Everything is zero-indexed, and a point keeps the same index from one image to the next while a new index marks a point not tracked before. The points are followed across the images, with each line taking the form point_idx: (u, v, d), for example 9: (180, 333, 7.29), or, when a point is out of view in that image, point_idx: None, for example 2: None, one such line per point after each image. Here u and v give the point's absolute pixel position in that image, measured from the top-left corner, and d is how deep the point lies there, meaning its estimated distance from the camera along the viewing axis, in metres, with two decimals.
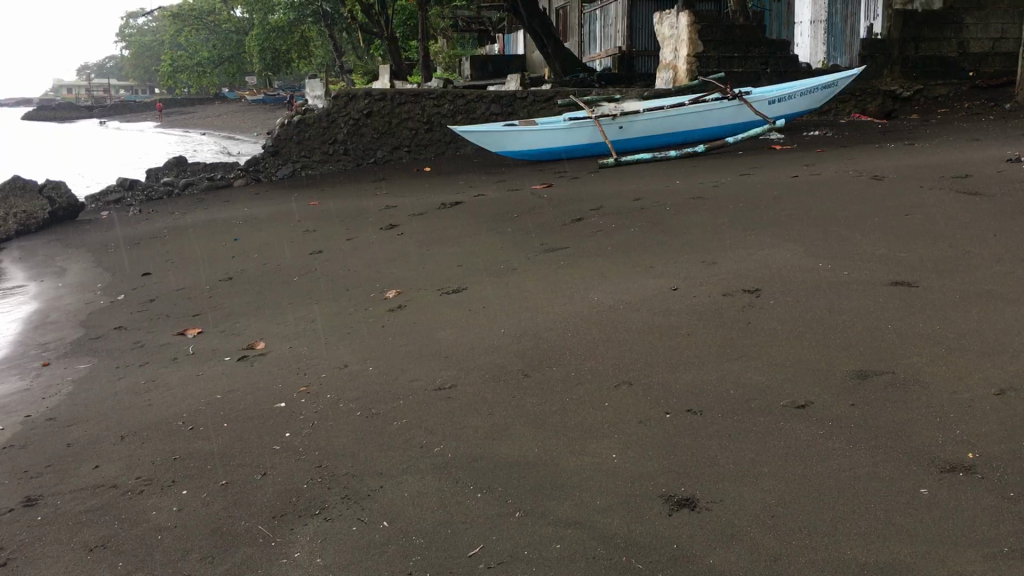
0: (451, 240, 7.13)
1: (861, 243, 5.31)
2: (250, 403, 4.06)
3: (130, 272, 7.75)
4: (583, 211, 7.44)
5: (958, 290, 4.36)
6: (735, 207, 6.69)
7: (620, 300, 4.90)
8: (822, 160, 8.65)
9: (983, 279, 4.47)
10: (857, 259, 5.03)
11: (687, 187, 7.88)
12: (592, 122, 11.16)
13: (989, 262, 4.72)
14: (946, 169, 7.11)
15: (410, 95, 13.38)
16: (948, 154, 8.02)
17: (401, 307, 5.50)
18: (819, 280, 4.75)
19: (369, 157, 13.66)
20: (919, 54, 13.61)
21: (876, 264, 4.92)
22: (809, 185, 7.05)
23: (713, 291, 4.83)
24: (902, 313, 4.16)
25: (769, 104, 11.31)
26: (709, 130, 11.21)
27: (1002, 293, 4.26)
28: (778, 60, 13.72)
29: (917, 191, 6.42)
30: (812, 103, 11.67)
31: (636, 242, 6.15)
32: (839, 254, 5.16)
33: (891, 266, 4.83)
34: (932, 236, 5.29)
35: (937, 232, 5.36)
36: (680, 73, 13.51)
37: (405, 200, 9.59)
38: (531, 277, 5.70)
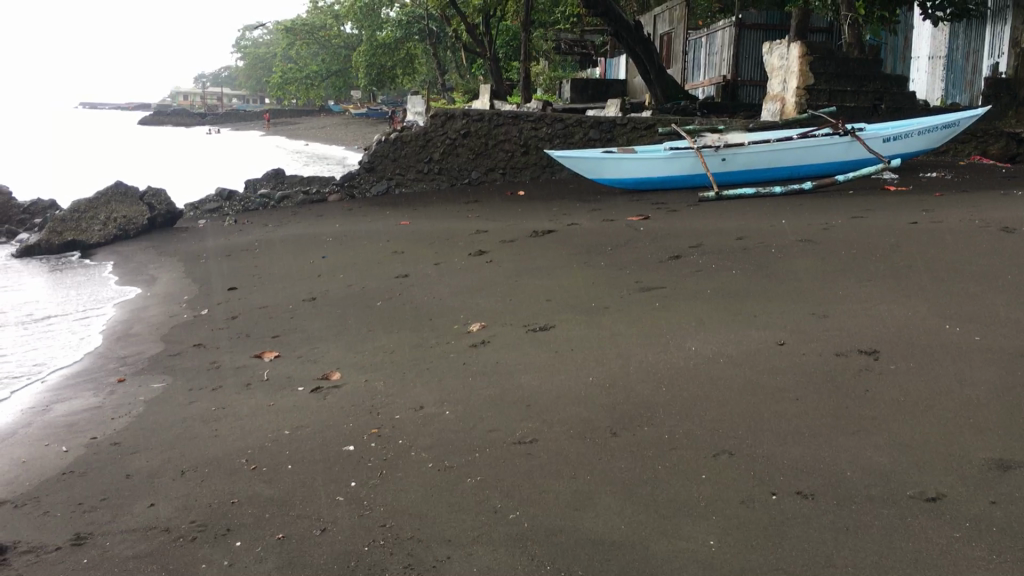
0: (541, 272, 6.83)
1: (994, 304, 4.81)
2: (318, 444, 3.82)
3: (216, 285, 7.69)
4: (681, 247, 7.05)
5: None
6: (847, 253, 6.22)
7: (719, 352, 4.51)
8: (944, 205, 8.07)
9: None
10: (990, 322, 4.54)
11: (795, 227, 7.41)
12: (694, 153, 10.72)
13: None
14: None
15: (508, 116, 13.17)
16: None
17: (484, 343, 5.21)
18: (945, 344, 4.28)
19: (463, 177, 13.56)
20: None
21: (1013, 329, 4.42)
22: (932, 234, 6.53)
23: (824, 348, 4.40)
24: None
25: (884, 141, 10.69)
26: (818, 166, 10.66)
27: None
28: (894, 95, 13.05)
29: None
30: (931, 142, 11.00)
31: (738, 286, 5.75)
32: (969, 315, 4.68)
33: None
34: None
35: None
36: (788, 104, 12.96)
37: (496, 224, 9.35)
38: (623, 319, 5.36)
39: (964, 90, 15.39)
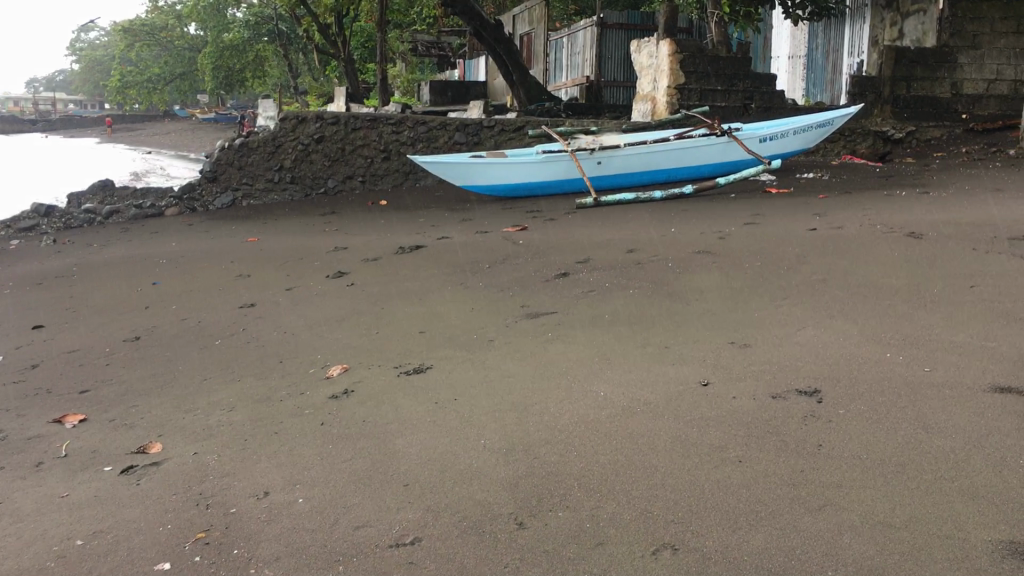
0: (410, 297, 5.94)
1: (927, 325, 4.24)
2: (122, 562, 2.81)
3: (18, 323, 6.43)
4: (567, 263, 6.30)
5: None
6: (752, 268, 5.60)
7: (635, 398, 3.75)
8: (833, 209, 7.65)
9: None
10: (931, 348, 3.95)
11: (687, 237, 6.79)
12: (569, 157, 10.00)
13: None
14: (989, 226, 6.10)
15: (367, 119, 12.17)
16: (980, 208, 7.06)
17: (347, 393, 4.28)
18: (894, 381, 3.64)
19: (319, 186, 12.45)
20: (911, 94, 12.76)
21: (959, 355, 3.83)
22: (835, 243, 6.00)
23: (756, 390, 3.70)
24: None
25: (760, 142, 10.30)
26: (695, 168, 10.20)
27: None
28: (763, 95, 12.79)
29: (966, 254, 5.41)
30: (805, 142, 10.69)
31: (640, 311, 5.02)
32: (906, 340, 4.08)
33: (983, 361, 3.74)
34: (1013, 317, 4.22)
35: (1014, 310, 4.32)
36: (658, 105, 12.51)
37: (357, 239, 8.39)
38: (512, 355, 4.53)
39: (825, 89, 15.32)
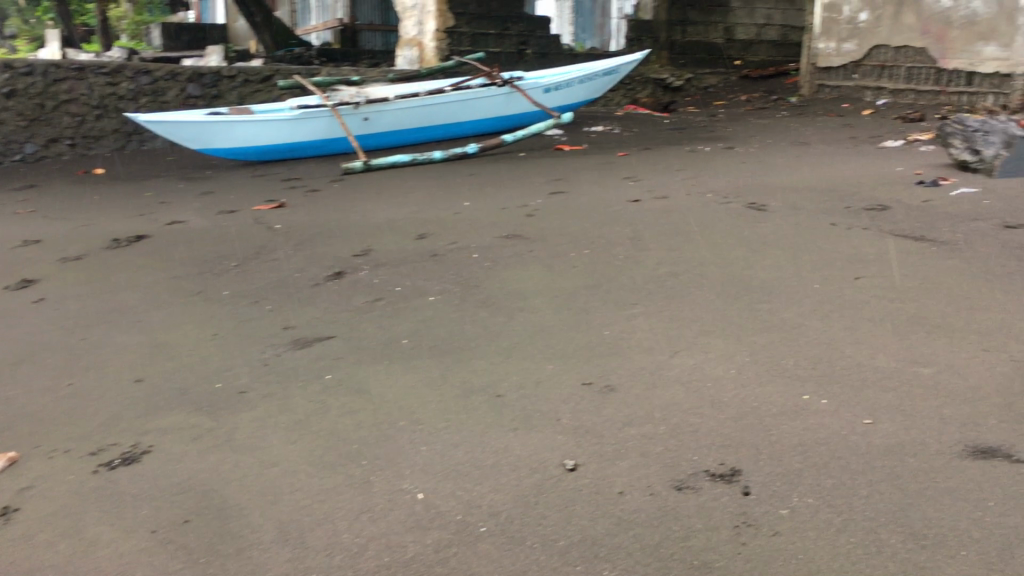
0: (123, 319, 4.26)
1: (829, 343, 3.13)
2: None
3: None
4: (342, 258, 4.85)
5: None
6: (578, 258, 4.39)
7: (475, 505, 2.43)
8: (642, 170, 6.58)
9: None
10: (852, 385, 2.83)
11: (487, 214, 5.49)
12: (329, 112, 8.42)
13: None
14: (833, 185, 5.15)
15: (72, 67, 10.00)
16: (803, 163, 6.11)
17: (12, 513, 2.67)
18: (828, 449, 2.50)
19: (12, 152, 9.92)
20: (687, 39, 11.63)
21: (893, 395, 2.74)
22: (668, 217, 4.87)
23: (648, 478, 2.46)
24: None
25: (545, 93, 9.16)
26: (474, 124, 8.97)
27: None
28: (538, 39, 11.55)
29: (820, 227, 4.36)
30: (590, 93, 9.66)
31: (450, 332, 3.68)
32: (816, 374, 2.91)
33: (928, 409, 2.64)
34: (926, 326, 3.18)
35: (925, 317, 3.26)
36: (426, 52, 10.91)
37: (60, 226, 6.45)
38: (276, 423, 3.07)
39: None
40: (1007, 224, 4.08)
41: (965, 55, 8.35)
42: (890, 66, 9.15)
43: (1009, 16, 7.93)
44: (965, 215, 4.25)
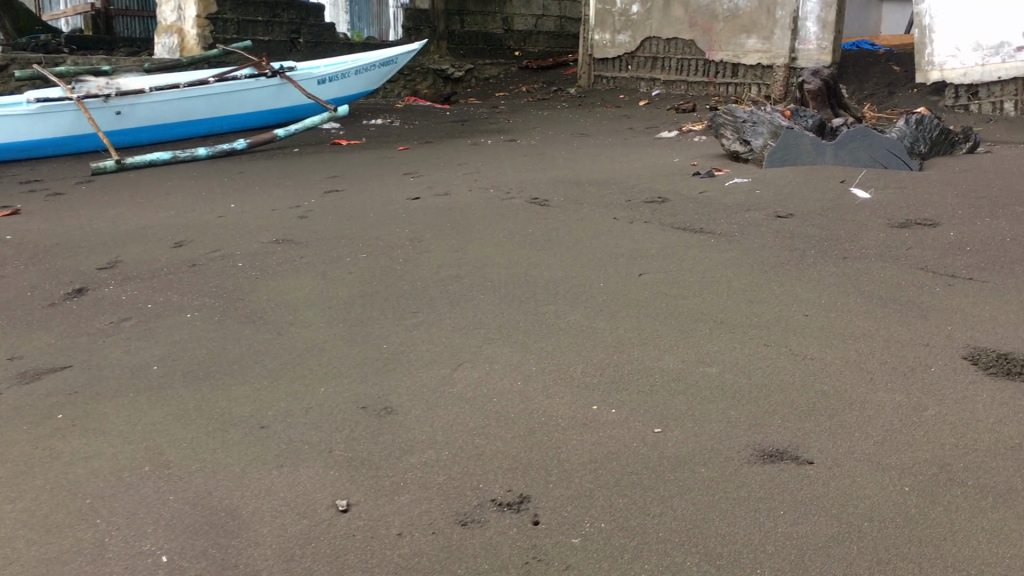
0: None
1: (617, 345, 3.00)
2: None
3: None
4: (84, 273, 4.26)
5: (927, 458, 2.26)
6: (355, 263, 4.06)
7: (229, 564, 2.06)
8: (422, 165, 6.32)
9: (895, 440, 2.35)
10: (642, 391, 2.70)
11: (254, 218, 5.04)
12: (75, 106, 7.58)
13: (856, 385, 2.65)
14: (613, 178, 5.10)
15: None
16: (583, 155, 6.07)
17: None
18: (622, 464, 2.32)
19: None
20: (465, 29, 11.53)
21: (683, 399, 2.63)
22: (449, 215, 4.64)
23: (430, 513, 2.17)
24: (887, 564, 1.89)
25: (319, 84, 8.71)
26: (243, 119, 8.40)
27: (1014, 461, 2.22)
28: (312, 29, 10.97)
29: (602, 223, 4.27)
30: (367, 85, 9.31)
31: (207, 354, 3.25)
32: (605, 382, 2.76)
33: (718, 411, 2.54)
34: (711, 323, 3.12)
35: (709, 313, 3.20)
36: (188, 39, 10.08)
37: None
38: None
39: None
40: (778, 213, 4.15)
41: (729, 48, 8.69)
42: (661, 58, 9.38)
43: (767, 11, 8.30)
44: (739, 206, 4.30)
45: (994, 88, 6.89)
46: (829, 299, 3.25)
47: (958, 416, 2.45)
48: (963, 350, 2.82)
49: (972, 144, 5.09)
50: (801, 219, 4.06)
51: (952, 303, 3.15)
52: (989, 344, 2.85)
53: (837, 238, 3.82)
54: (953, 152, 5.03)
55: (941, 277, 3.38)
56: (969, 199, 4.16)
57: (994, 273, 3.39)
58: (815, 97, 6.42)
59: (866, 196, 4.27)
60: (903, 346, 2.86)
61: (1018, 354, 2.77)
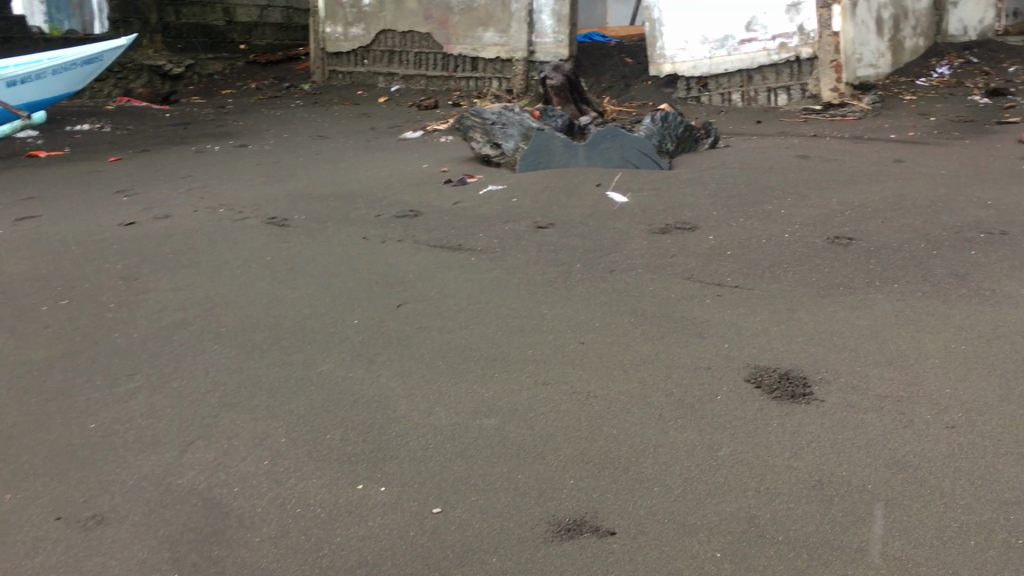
0: None
1: (379, 399, 2.60)
2: None
3: None
4: None
5: (732, 512, 2.05)
6: (54, 311, 3.36)
7: None
8: (139, 179, 5.56)
9: (697, 491, 2.13)
10: (414, 455, 2.31)
11: None
12: None
13: (646, 423, 2.42)
14: (358, 189, 4.67)
15: None
16: (323, 161, 5.58)
17: None
18: (399, 563, 1.93)
19: None
20: (182, 22, 10.53)
21: (461, 462, 2.27)
22: (172, 242, 4.01)
23: None
24: None
25: (8, 87, 7.56)
26: None
27: (817, 504, 2.06)
28: None
29: (352, 244, 3.84)
30: (69, 87, 8.21)
31: None
32: (367, 448, 2.35)
33: (503, 475, 2.21)
34: (482, 361, 2.79)
35: (479, 349, 2.87)
36: None
37: None
38: None
39: None
40: (538, 224, 3.91)
41: (466, 41, 8.46)
42: (398, 52, 8.98)
43: (503, 3, 8.16)
44: (497, 217, 4.02)
45: (723, 80, 7.11)
46: (603, 321, 3.03)
47: (754, 452, 2.27)
48: (745, 371, 2.67)
49: (713, 139, 5.13)
50: (562, 230, 3.84)
51: (724, 317, 3.02)
52: (768, 361, 2.72)
53: (600, 249, 3.63)
54: (697, 148, 5.05)
55: (709, 287, 3.26)
56: (721, 199, 4.12)
57: (758, 279, 3.31)
58: (559, 93, 6.30)
59: (623, 200, 4.14)
60: (685, 372, 2.67)
61: (798, 370, 2.66)
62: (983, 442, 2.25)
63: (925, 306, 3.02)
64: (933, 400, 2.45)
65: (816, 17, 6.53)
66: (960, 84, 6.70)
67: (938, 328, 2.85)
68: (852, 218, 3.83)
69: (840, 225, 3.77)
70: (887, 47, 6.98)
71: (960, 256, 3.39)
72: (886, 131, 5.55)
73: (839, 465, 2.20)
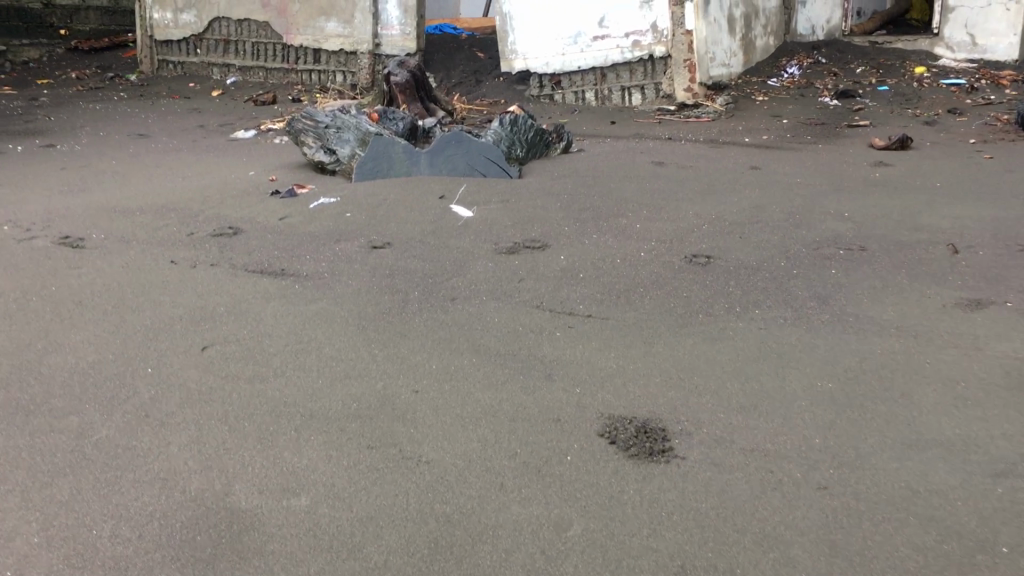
0: None
1: (165, 476, 2.14)
2: None
3: None
4: None
5: None
6: None
7: None
8: None
9: None
10: (201, 553, 1.88)
11: None
12: None
13: (484, 496, 2.07)
14: (171, 201, 4.13)
15: None
16: (137, 166, 4.97)
17: None
18: None
19: None
20: None
21: (259, 562, 1.86)
22: None
23: None
24: None
25: None
26: None
27: None
28: None
29: (156, 270, 3.33)
30: None
31: None
32: (143, 548, 1.90)
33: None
34: (296, 420, 2.37)
35: (294, 404, 2.45)
36: None
37: None
38: None
39: None
40: (373, 243, 3.51)
41: (308, 31, 7.91)
42: (233, 41, 8.34)
43: None
44: (327, 235, 3.59)
45: (575, 78, 6.85)
46: (441, 364, 2.66)
47: (607, 531, 1.95)
48: (598, 423, 2.35)
49: (566, 143, 4.85)
50: (399, 250, 3.45)
51: (575, 355, 2.71)
52: (623, 409, 2.42)
53: (441, 273, 3.27)
54: (550, 153, 4.75)
55: (559, 319, 2.94)
56: (574, 213, 3.83)
57: (613, 307, 3.02)
58: (404, 91, 5.88)
59: (468, 214, 3.79)
60: (530, 427, 2.34)
61: (656, 421, 2.37)
62: (855, 507, 2.00)
63: (787, 336, 2.80)
64: (801, 455, 2.20)
65: (668, 15, 6.34)
66: (810, 85, 6.68)
67: (800, 364, 2.62)
68: (709, 234, 3.60)
69: (697, 241, 3.53)
70: (739, 46, 6.89)
71: (821, 276, 3.20)
72: (740, 134, 5.41)
73: (703, 545, 1.90)
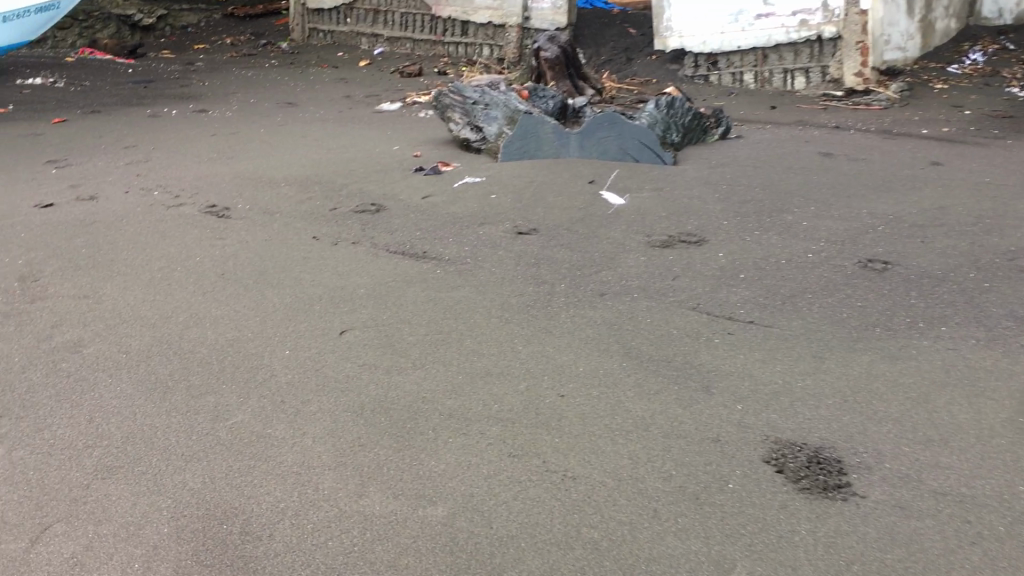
0: None
1: (301, 471, 2.03)
2: None
3: None
4: None
5: None
6: None
7: None
8: (79, 146, 4.91)
9: None
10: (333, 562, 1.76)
11: None
12: None
13: (636, 523, 1.87)
14: (317, 174, 4.07)
15: None
16: (285, 136, 4.96)
17: None
18: None
19: None
20: None
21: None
22: (91, 232, 3.40)
23: None
24: None
25: None
26: None
27: None
28: None
29: (299, 246, 3.25)
30: (20, 35, 7.31)
31: None
32: (273, 549, 1.79)
33: None
34: (436, 418, 2.23)
35: (434, 400, 2.31)
36: None
37: None
38: None
39: None
40: (519, 228, 3.34)
41: (457, 3, 7.80)
42: (383, 12, 8.33)
43: None
44: (471, 218, 3.45)
45: (734, 59, 6.50)
46: (589, 367, 2.47)
47: None
48: (764, 447, 2.11)
49: (724, 129, 4.56)
50: (546, 238, 3.27)
51: (737, 367, 2.46)
52: (792, 434, 2.17)
53: (591, 265, 3.07)
54: (706, 139, 4.47)
55: (719, 323, 2.69)
56: (734, 205, 3.56)
57: (779, 313, 2.76)
58: (553, 68, 5.69)
59: (620, 202, 3.57)
60: (688, 446, 2.12)
61: (830, 450, 2.11)
62: None
63: (981, 360, 2.47)
64: (1005, 505, 1.90)
65: None
66: (995, 73, 6.12)
67: (999, 395, 2.30)
68: (885, 236, 3.27)
69: (872, 244, 3.21)
70: (916, 28, 6.36)
71: (1018, 291, 2.84)
72: (915, 125, 4.97)
73: None
